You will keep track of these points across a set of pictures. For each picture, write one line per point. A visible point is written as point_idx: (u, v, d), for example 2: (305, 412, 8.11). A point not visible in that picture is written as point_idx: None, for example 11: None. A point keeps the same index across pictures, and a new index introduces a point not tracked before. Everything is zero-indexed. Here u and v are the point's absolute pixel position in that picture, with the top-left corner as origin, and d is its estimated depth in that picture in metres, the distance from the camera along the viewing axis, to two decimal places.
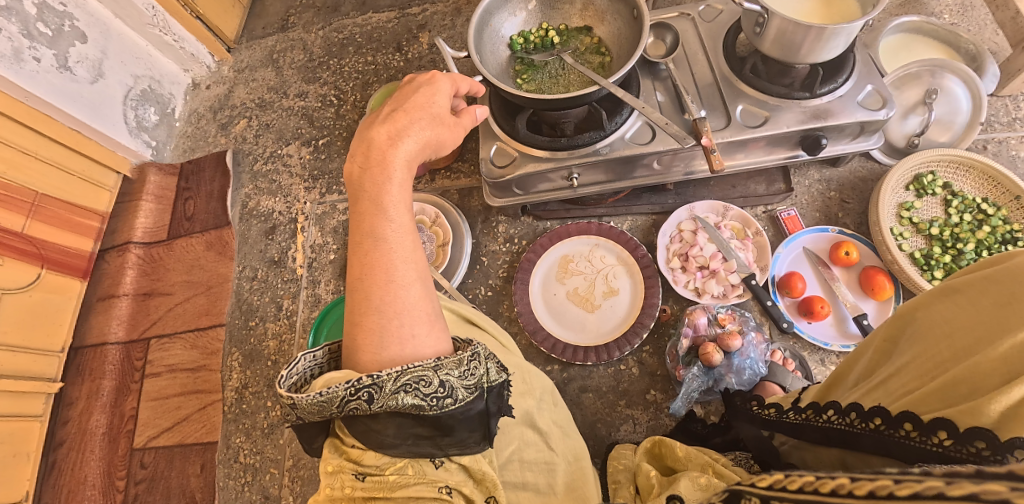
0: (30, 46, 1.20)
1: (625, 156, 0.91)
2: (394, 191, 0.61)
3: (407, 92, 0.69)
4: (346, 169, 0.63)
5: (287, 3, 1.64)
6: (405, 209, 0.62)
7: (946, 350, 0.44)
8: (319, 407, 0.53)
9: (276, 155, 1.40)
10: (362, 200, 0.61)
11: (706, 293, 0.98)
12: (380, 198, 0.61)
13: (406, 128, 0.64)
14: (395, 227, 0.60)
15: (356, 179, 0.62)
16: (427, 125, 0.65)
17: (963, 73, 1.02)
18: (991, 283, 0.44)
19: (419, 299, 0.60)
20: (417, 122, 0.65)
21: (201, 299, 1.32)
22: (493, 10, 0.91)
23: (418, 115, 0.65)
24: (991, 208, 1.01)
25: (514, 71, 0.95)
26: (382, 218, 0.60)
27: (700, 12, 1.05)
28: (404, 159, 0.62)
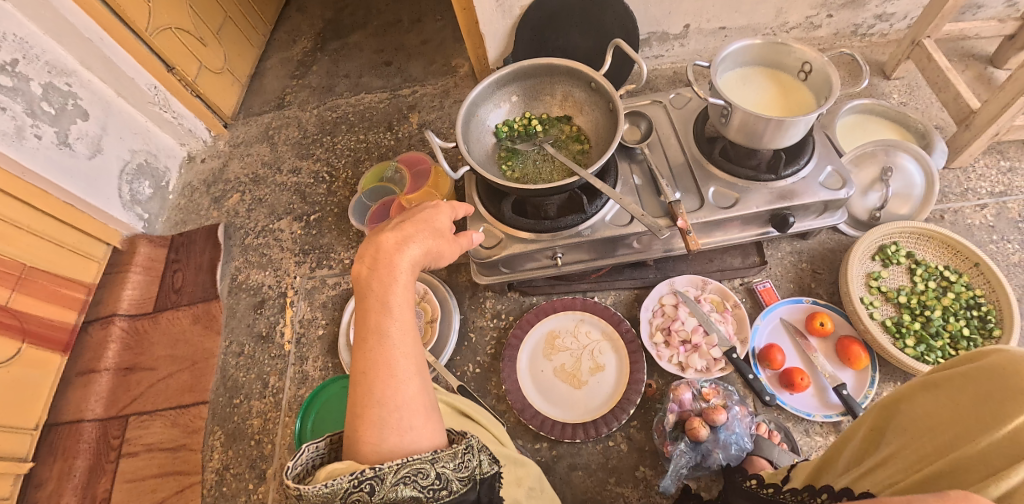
0: (33, 124, 1.25)
1: (605, 237, 0.96)
2: (400, 294, 0.63)
3: (414, 206, 0.72)
4: (353, 269, 0.64)
5: (284, 83, 1.73)
6: (408, 309, 0.63)
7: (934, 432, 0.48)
8: (322, 498, 0.53)
9: (268, 229, 1.43)
10: (368, 298, 0.63)
11: (690, 368, 1.00)
12: (387, 298, 0.62)
13: (411, 236, 0.66)
14: (398, 325, 0.62)
15: (363, 279, 0.63)
16: (430, 236, 0.68)
17: (914, 151, 1.10)
18: (966, 379, 0.49)
19: (417, 393, 0.61)
20: (422, 231, 0.68)
21: (185, 374, 1.29)
22: (480, 102, 0.98)
23: (422, 226, 0.68)
24: (953, 275, 1.07)
25: (500, 157, 1.01)
26: (386, 316, 0.62)
27: (671, 99, 1.14)
28: (410, 264, 0.65)
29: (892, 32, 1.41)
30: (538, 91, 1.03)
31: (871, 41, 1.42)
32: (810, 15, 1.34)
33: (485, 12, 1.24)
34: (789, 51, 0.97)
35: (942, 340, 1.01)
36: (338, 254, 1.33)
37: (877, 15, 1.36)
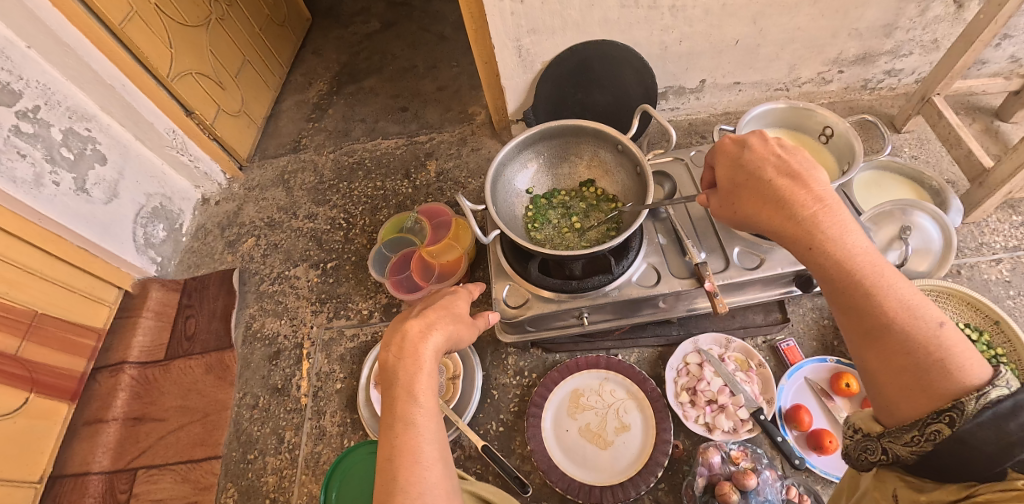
0: (51, 170, 1.24)
1: (631, 297, 0.98)
2: (425, 379, 0.65)
3: (434, 296, 0.76)
4: (380, 359, 0.67)
5: (300, 126, 1.77)
6: (432, 395, 0.65)
7: (952, 410, 0.50)
8: None
9: (284, 276, 1.43)
10: (395, 385, 0.65)
11: (717, 429, 0.99)
12: (412, 385, 0.65)
13: (433, 322, 0.69)
14: (424, 412, 0.64)
15: (389, 367, 0.66)
16: (451, 321, 0.71)
17: (930, 210, 1.11)
18: None
19: (441, 479, 0.60)
20: (444, 318, 0.71)
21: (196, 427, 1.25)
22: (510, 159, 1.00)
23: (443, 312, 0.72)
24: (974, 333, 1.07)
25: (527, 215, 1.04)
26: (412, 403, 0.64)
27: (692, 157, 1.15)
28: (433, 352, 0.67)
29: (900, 86, 1.45)
30: (565, 149, 1.04)
31: (880, 94, 1.46)
32: (822, 71, 1.38)
33: (507, 67, 1.27)
34: (811, 115, 0.99)
35: None
36: (356, 303, 1.32)
37: (885, 71, 1.40)
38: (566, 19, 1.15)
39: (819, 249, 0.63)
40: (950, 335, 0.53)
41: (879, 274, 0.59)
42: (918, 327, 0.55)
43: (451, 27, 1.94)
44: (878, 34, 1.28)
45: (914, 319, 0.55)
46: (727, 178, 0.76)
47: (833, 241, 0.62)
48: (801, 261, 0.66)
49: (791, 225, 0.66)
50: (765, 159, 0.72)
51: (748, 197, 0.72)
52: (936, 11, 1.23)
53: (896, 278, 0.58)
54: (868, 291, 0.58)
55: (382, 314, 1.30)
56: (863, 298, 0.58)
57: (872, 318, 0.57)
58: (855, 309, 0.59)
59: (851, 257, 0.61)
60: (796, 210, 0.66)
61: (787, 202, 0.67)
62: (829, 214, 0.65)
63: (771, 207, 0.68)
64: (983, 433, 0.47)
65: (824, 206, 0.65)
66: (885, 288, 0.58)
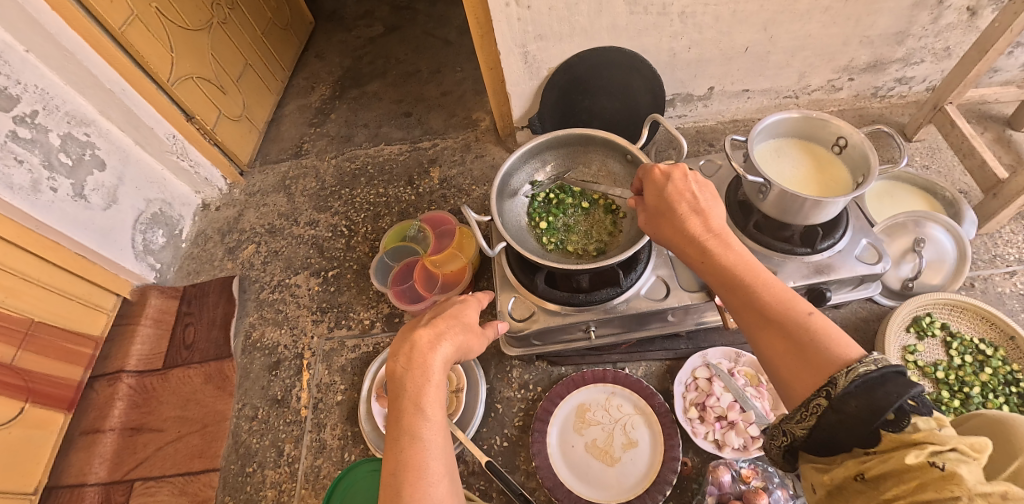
0: (49, 177, 1.22)
1: (639, 311, 0.96)
2: (433, 392, 0.63)
3: (444, 304, 0.74)
4: (388, 368, 0.65)
5: (302, 131, 1.75)
6: (440, 408, 0.63)
7: (829, 385, 0.53)
8: None
9: (284, 284, 1.41)
10: (402, 397, 0.63)
11: (727, 446, 0.96)
12: (420, 397, 0.63)
13: (441, 331, 0.67)
14: (430, 426, 0.62)
15: (397, 377, 0.64)
16: (460, 331, 0.69)
17: (944, 222, 1.09)
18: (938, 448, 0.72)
19: (446, 497, 0.58)
20: (453, 327, 0.69)
21: (195, 438, 1.23)
22: (515, 168, 0.98)
23: (452, 321, 0.69)
24: (989, 349, 1.04)
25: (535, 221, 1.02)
26: (419, 417, 0.62)
27: (700, 167, 1.13)
28: (442, 363, 0.65)
29: (910, 94, 1.43)
30: (571, 161, 1.03)
31: (890, 102, 1.44)
32: (832, 78, 1.36)
33: (513, 73, 1.25)
34: (825, 125, 0.97)
35: None
36: (357, 313, 1.30)
37: (897, 79, 1.37)
38: (574, 25, 1.13)
39: (709, 259, 0.67)
40: (820, 320, 0.58)
41: (758, 276, 0.64)
42: (794, 317, 0.59)
43: (455, 31, 1.92)
44: (890, 41, 1.26)
45: (791, 312, 0.60)
46: (653, 204, 0.74)
47: (720, 251, 0.67)
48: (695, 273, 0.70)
49: (683, 238, 0.70)
50: (684, 190, 0.71)
51: (647, 216, 0.76)
52: (949, 19, 1.21)
53: (772, 279, 0.63)
54: (752, 291, 0.63)
55: (384, 324, 1.27)
56: (748, 299, 0.63)
57: (759, 315, 0.61)
58: (745, 309, 0.63)
59: (735, 264, 0.66)
60: (687, 223, 0.70)
61: (677, 216, 0.71)
62: (714, 229, 0.69)
63: (663, 221, 0.72)
64: (854, 404, 0.50)
65: (710, 218, 0.69)
66: (765, 288, 0.62)
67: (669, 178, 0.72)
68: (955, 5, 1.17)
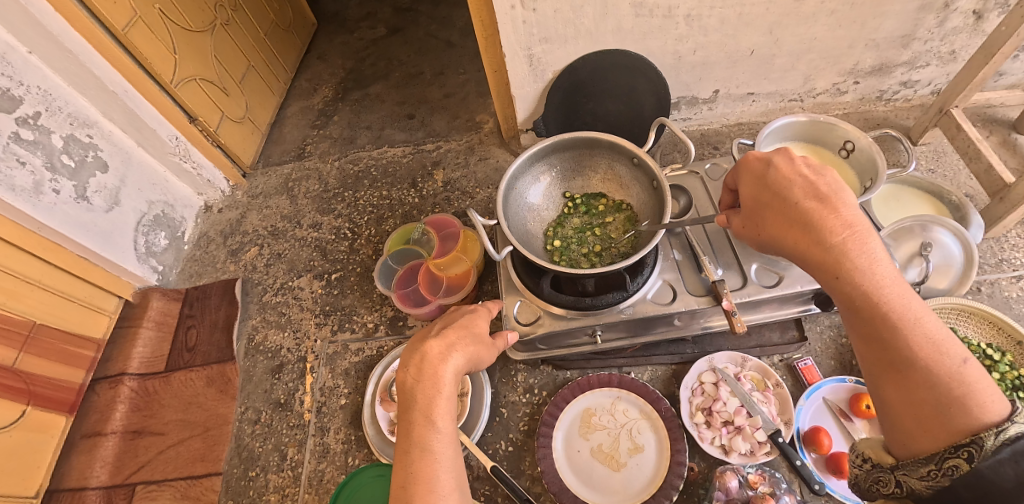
0: (51, 179, 1.22)
1: (646, 315, 0.95)
2: (444, 403, 0.63)
3: (453, 314, 0.74)
4: (398, 378, 0.64)
5: (305, 132, 1.75)
6: (451, 419, 0.63)
7: (971, 445, 0.50)
8: None
9: (287, 287, 1.40)
10: (412, 409, 0.63)
11: (734, 451, 0.95)
12: (430, 409, 0.62)
13: (453, 343, 0.67)
14: (442, 437, 0.61)
15: (408, 388, 0.63)
16: (470, 342, 0.69)
17: (951, 226, 1.08)
18: None
19: None
20: (464, 338, 0.68)
21: (197, 442, 1.22)
22: (521, 174, 0.97)
23: (463, 332, 0.69)
24: (997, 354, 1.03)
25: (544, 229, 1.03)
26: (430, 429, 0.61)
27: (707, 170, 1.13)
28: (454, 374, 0.65)
29: (915, 98, 1.43)
30: (579, 165, 1.03)
31: (895, 106, 1.44)
32: (837, 81, 1.35)
33: (517, 75, 1.24)
34: (832, 129, 0.96)
35: None
36: (361, 316, 1.30)
37: (902, 82, 1.37)
38: (580, 27, 1.13)
39: (844, 274, 0.61)
40: (972, 371, 0.54)
41: (899, 304, 0.58)
42: (937, 360, 0.55)
43: (458, 33, 1.92)
44: (895, 45, 1.26)
45: (937, 353, 0.55)
46: (762, 199, 0.70)
47: (856, 269, 0.61)
48: (821, 283, 0.65)
49: (814, 246, 0.64)
50: (804, 186, 0.67)
51: (770, 213, 0.69)
52: (955, 22, 1.21)
53: (921, 311, 0.58)
54: (890, 323, 0.58)
55: (388, 328, 1.27)
56: (884, 327, 0.58)
57: (894, 349, 0.57)
58: (874, 338, 0.59)
59: (877, 286, 0.60)
60: (821, 230, 0.63)
61: (808, 221, 0.64)
62: (858, 241, 0.62)
63: (790, 224, 0.66)
64: (1003, 471, 0.47)
65: (848, 227, 0.63)
66: (909, 321, 0.57)
67: (771, 163, 0.70)
68: (961, 8, 1.17)
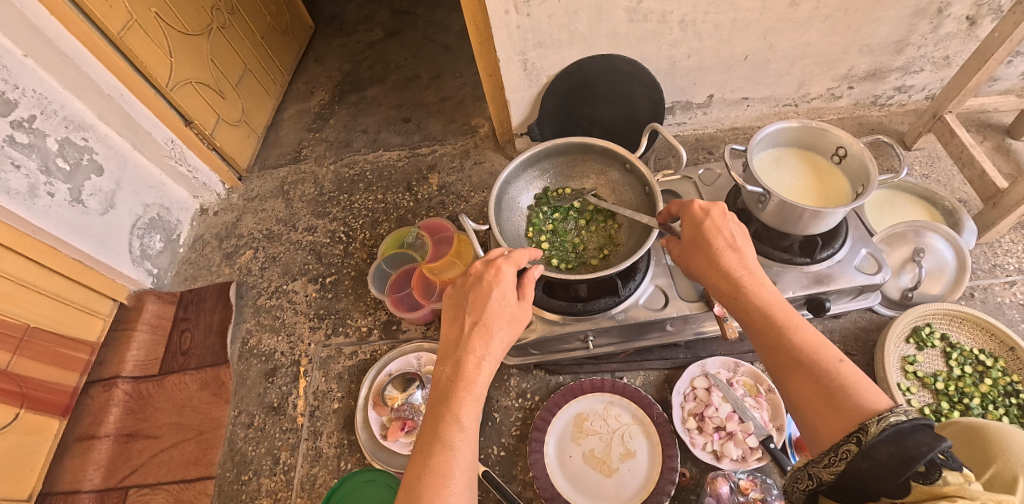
0: (46, 182, 1.21)
1: (638, 321, 0.95)
2: (473, 403, 0.64)
3: (479, 291, 0.70)
4: (435, 373, 0.67)
5: (301, 135, 1.75)
6: (477, 421, 0.64)
7: (859, 432, 0.54)
8: None
9: (281, 290, 1.40)
10: (441, 404, 0.64)
11: (725, 457, 0.95)
12: (458, 406, 0.63)
13: (490, 336, 0.68)
14: (464, 435, 0.62)
15: (442, 384, 0.66)
16: (504, 340, 0.69)
17: (944, 231, 1.09)
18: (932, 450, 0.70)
19: None
20: (500, 337, 0.68)
21: (190, 445, 1.22)
22: (513, 177, 0.98)
23: (498, 327, 0.69)
24: (989, 359, 1.04)
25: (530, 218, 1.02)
26: (455, 425, 0.62)
27: (700, 175, 1.13)
28: (488, 376, 0.67)
29: (910, 103, 1.43)
30: (570, 169, 1.03)
31: (889, 111, 1.44)
32: (832, 87, 1.35)
33: (512, 80, 1.24)
34: (824, 134, 0.96)
35: None
36: (355, 320, 1.30)
37: (896, 87, 1.37)
38: (574, 32, 1.13)
39: (742, 298, 0.68)
40: (850, 369, 0.59)
41: (790, 319, 0.65)
42: (824, 363, 0.60)
43: (455, 37, 1.92)
44: (889, 50, 1.26)
45: (820, 357, 0.61)
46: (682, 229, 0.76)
47: (754, 292, 0.68)
48: (726, 309, 0.71)
49: (718, 275, 0.71)
50: (720, 223, 0.73)
51: (683, 250, 0.76)
52: (948, 28, 1.21)
53: (805, 325, 0.64)
54: (784, 334, 0.64)
55: (381, 332, 1.27)
56: (779, 341, 0.64)
57: (788, 360, 0.63)
58: (773, 354, 0.65)
59: (770, 306, 0.67)
60: (722, 260, 0.71)
61: (712, 253, 0.72)
62: (751, 271, 0.70)
63: (697, 252, 0.74)
64: (886, 452, 0.50)
65: (745, 255, 0.71)
66: (797, 331, 0.64)
67: (707, 213, 0.73)
68: (955, 14, 1.17)
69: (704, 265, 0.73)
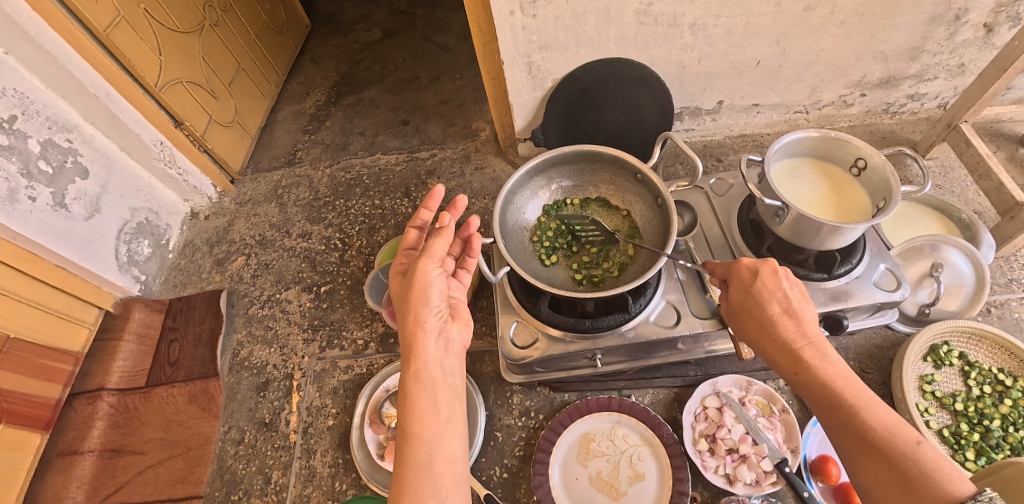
0: (28, 185, 1.15)
1: (649, 338, 0.91)
2: (419, 404, 0.68)
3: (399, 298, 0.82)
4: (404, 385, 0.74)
5: (297, 137, 1.70)
6: (427, 419, 0.68)
7: None
8: None
9: (274, 299, 1.35)
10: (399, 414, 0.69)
11: (738, 481, 0.91)
12: (407, 415, 0.68)
13: (400, 314, 0.76)
14: (419, 440, 0.66)
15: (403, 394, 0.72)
16: (405, 307, 0.75)
17: (962, 245, 1.05)
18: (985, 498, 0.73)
19: None
20: (403, 310, 0.75)
21: (178, 463, 1.16)
22: (527, 178, 0.95)
23: (400, 303, 0.76)
24: (1009, 379, 1.00)
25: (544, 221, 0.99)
26: (408, 432, 0.67)
27: (711, 185, 1.09)
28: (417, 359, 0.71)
29: (922, 111, 1.40)
30: (579, 177, 0.99)
31: (900, 119, 1.40)
32: (844, 94, 1.32)
33: (516, 83, 1.20)
34: (844, 146, 0.92)
35: (1003, 454, 0.94)
36: (350, 332, 1.25)
37: (909, 95, 1.34)
38: (581, 35, 1.09)
39: (805, 371, 0.68)
40: (929, 454, 0.58)
41: (855, 396, 0.64)
42: (901, 445, 0.59)
43: (456, 38, 1.87)
44: (904, 57, 1.22)
45: (895, 439, 0.60)
46: (737, 300, 0.75)
47: (818, 367, 0.67)
48: (791, 383, 0.71)
49: (777, 346, 0.71)
50: (774, 289, 0.72)
51: (735, 317, 0.77)
52: (965, 36, 1.17)
53: (874, 402, 0.64)
54: (852, 415, 0.63)
55: (379, 345, 1.22)
56: (847, 418, 0.63)
57: (860, 440, 0.62)
58: (842, 433, 0.64)
59: (835, 381, 0.66)
60: (782, 328, 0.70)
61: (769, 321, 0.71)
62: (815, 344, 0.69)
63: (755, 324, 0.73)
64: None
65: (805, 325, 0.70)
66: (867, 409, 0.63)
67: (756, 274, 0.74)
68: (972, 21, 1.14)
69: (762, 336, 0.72)
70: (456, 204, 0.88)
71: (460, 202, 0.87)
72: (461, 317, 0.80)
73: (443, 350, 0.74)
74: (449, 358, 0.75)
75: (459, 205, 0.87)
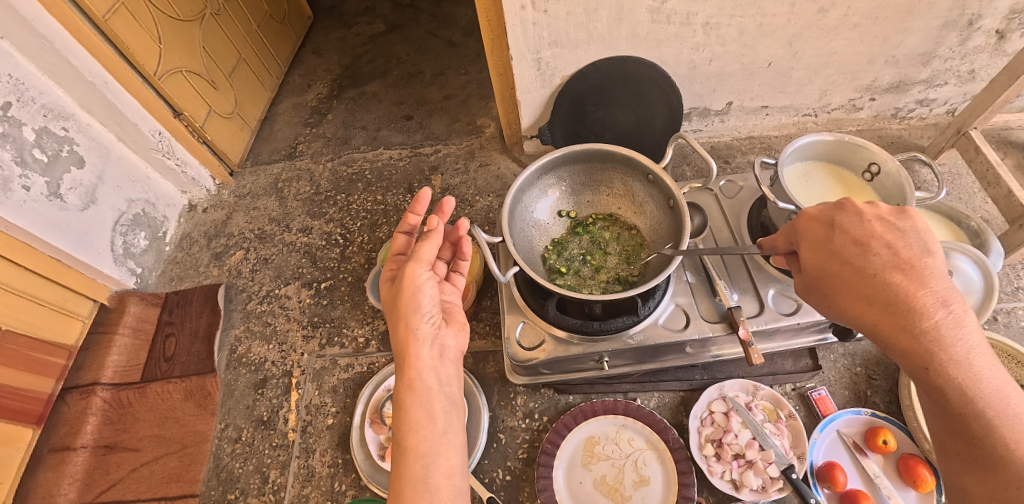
0: (22, 174, 1.12)
1: (657, 342, 0.89)
2: (413, 417, 0.67)
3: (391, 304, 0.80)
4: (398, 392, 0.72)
5: (297, 130, 1.68)
6: (422, 431, 0.67)
7: None
8: None
9: (273, 295, 1.33)
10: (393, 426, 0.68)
11: (744, 487, 0.90)
12: (400, 428, 0.66)
13: (391, 323, 0.74)
14: (415, 453, 0.65)
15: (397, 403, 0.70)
16: (397, 314, 0.73)
17: (971, 252, 1.04)
18: None
19: None
20: (394, 318, 0.73)
21: (173, 460, 1.14)
22: (546, 170, 0.94)
23: (391, 311, 0.74)
24: None
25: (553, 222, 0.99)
26: (404, 445, 0.66)
27: (721, 187, 1.08)
28: (408, 369, 0.69)
29: (930, 116, 1.39)
30: (590, 177, 0.97)
31: (909, 124, 1.40)
32: (854, 98, 1.31)
33: (524, 80, 1.18)
34: (857, 150, 0.91)
35: None
36: (351, 330, 1.23)
37: (918, 100, 1.33)
38: (592, 32, 1.07)
39: (933, 359, 0.59)
40: None
41: (977, 374, 0.58)
42: (1022, 438, 0.55)
43: (461, 33, 1.85)
44: (915, 62, 1.21)
45: (1016, 429, 0.55)
46: (813, 261, 0.68)
47: (935, 340, 0.59)
48: (886, 349, 0.63)
49: (889, 312, 0.61)
50: (883, 251, 0.64)
51: (829, 274, 0.66)
52: (977, 42, 1.16)
53: (1000, 380, 0.58)
54: (972, 397, 0.57)
55: (380, 344, 1.20)
56: (964, 399, 0.58)
57: (972, 423, 0.57)
58: (965, 432, 0.58)
59: (957, 357, 0.58)
60: (904, 293, 0.61)
61: (884, 284, 0.62)
62: (932, 309, 0.60)
63: (861, 287, 0.63)
64: None
65: (933, 289, 0.61)
66: (1006, 414, 0.56)
67: (833, 227, 0.68)
68: (985, 27, 1.13)
69: (861, 297, 0.63)
70: (443, 206, 0.85)
71: (446, 204, 0.85)
72: (455, 322, 0.78)
73: (438, 358, 0.72)
74: (445, 365, 0.73)
75: (446, 208, 0.84)
